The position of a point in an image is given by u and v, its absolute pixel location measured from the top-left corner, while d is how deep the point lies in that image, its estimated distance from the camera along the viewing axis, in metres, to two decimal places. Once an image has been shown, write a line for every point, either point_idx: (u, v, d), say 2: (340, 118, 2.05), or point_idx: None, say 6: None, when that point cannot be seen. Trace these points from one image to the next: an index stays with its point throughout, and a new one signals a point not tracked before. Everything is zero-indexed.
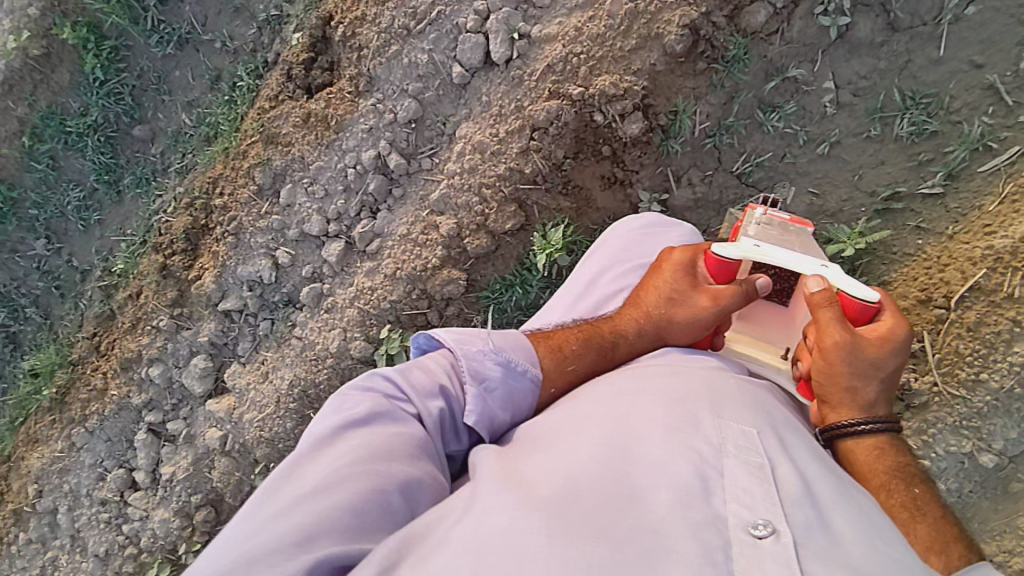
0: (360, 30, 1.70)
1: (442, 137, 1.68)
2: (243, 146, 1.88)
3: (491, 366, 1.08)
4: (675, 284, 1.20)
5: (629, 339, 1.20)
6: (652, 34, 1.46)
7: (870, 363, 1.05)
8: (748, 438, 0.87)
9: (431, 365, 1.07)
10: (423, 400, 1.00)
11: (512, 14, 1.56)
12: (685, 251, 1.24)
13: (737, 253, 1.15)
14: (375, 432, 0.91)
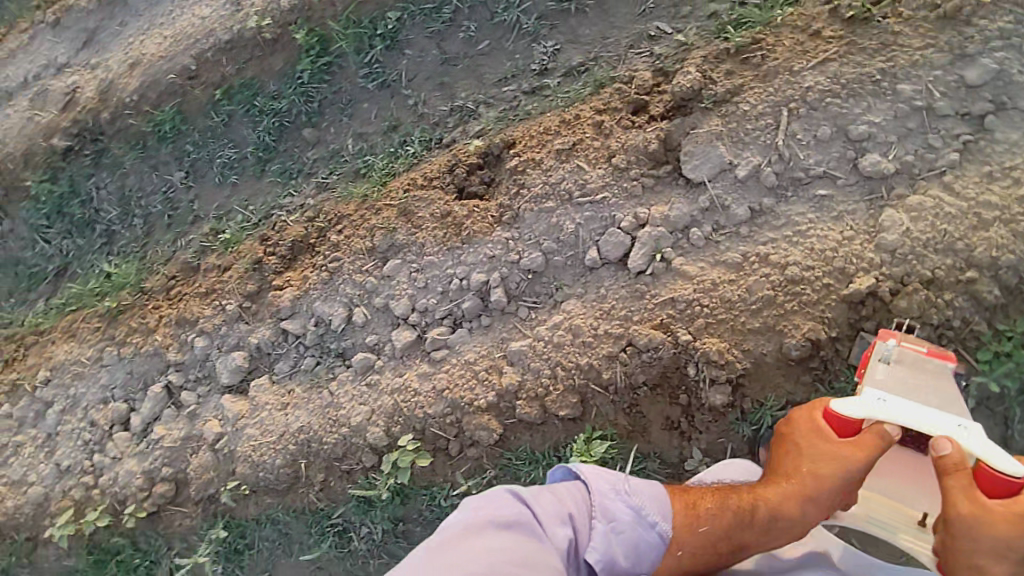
0: (530, 171, 1.77)
1: (548, 298, 1.73)
2: (379, 204, 1.99)
3: (622, 509, 1.24)
4: (811, 444, 1.33)
5: (771, 501, 1.33)
6: (777, 327, 1.48)
7: (1003, 545, 1.15)
8: None
9: (567, 493, 1.24)
10: (554, 525, 1.16)
11: (665, 236, 1.60)
12: (806, 409, 1.37)
13: (864, 412, 1.28)
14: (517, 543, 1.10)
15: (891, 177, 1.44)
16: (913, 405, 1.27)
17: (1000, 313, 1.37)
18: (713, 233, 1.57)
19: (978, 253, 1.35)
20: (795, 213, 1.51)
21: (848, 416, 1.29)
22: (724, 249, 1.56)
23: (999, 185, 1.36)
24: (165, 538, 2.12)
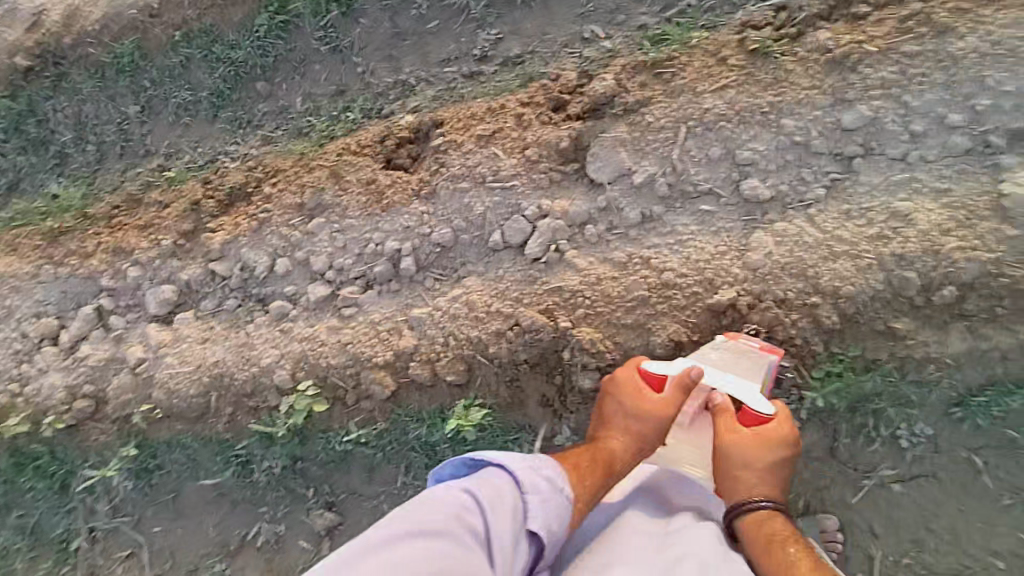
0: (450, 152, 1.89)
1: (453, 273, 1.85)
2: (314, 163, 2.10)
3: (541, 481, 1.31)
4: (635, 405, 1.49)
5: (616, 452, 1.49)
6: (648, 326, 1.61)
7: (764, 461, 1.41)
8: None
9: (495, 480, 1.27)
10: (491, 510, 1.20)
11: (562, 229, 1.72)
12: (624, 369, 1.54)
13: (673, 367, 1.52)
14: (439, 545, 1.08)
15: (766, 203, 1.57)
16: (716, 366, 1.50)
17: (837, 338, 1.50)
18: (606, 232, 1.69)
19: (824, 282, 1.48)
20: (679, 223, 1.63)
21: (656, 372, 1.52)
22: (612, 247, 1.68)
23: (853, 222, 1.49)
24: (81, 450, 2.25)
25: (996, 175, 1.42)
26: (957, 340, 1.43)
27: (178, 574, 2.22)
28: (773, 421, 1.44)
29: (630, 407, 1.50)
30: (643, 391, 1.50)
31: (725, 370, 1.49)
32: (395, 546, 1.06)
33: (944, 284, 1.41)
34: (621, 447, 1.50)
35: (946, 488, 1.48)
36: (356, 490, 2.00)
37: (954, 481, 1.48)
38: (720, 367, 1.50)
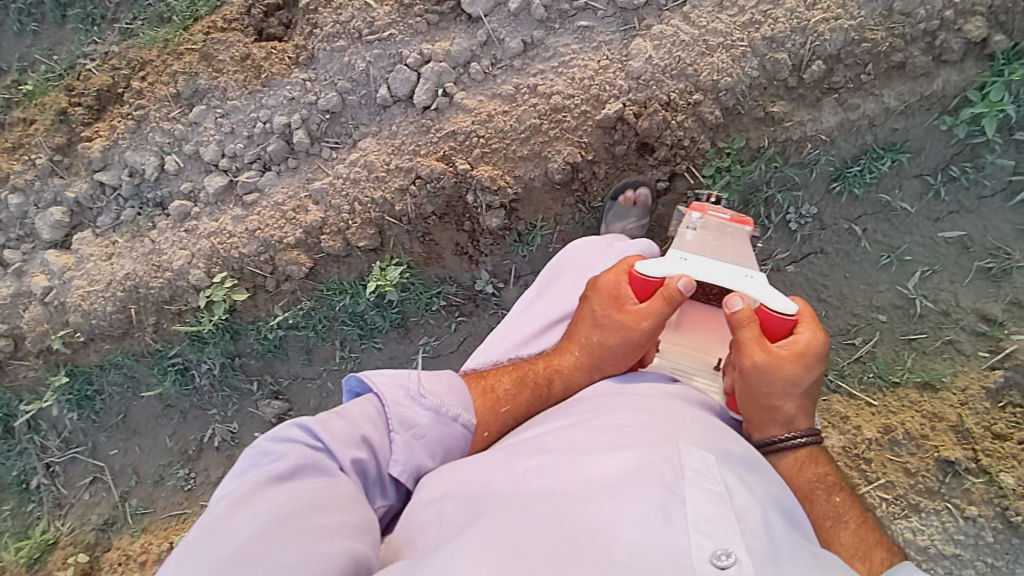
0: (321, 10, 1.78)
1: (348, 138, 1.81)
2: (180, 48, 1.94)
3: (422, 412, 1.11)
4: (605, 312, 1.23)
5: (564, 370, 1.24)
6: (542, 154, 1.63)
7: (786, 382, 1.13)
8: (706, 464, 0.89)
9: (358, 413, 1.09)
10: (345, 450, 1.02)
11: (447, 71, 1.68)
12: (612, 274, 1.27)
13: (665, 270, 1.20)
14: (306, 483, 0.94)
15: (641, 8, 1.56)
16: (709, 262, 1.22)
17: (722, 132, 1.55)
18: (491, 67, 1.66)
19: (704, 78, 1.51)
20: (560, 45, 1.62)
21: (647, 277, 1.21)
22: (499, 82, 1.66)
23: (726, 12, 1.51)
24: (12, 390, 2.19)
25: None
26: (829, 115, 1.51)
27: (144, 488, 2.24)
28: (809, 335, 1.13)
29: (601, 314, 1.23)
30: (620, 296, 1.23)
31: (723, 267, 1.20)
32: (258, 501, 0.91)
33: (813, 60, 1.46)
34: (570, 363, 1.24)
35: (831, 260, 1.60)
36: (299, 373, 2.04)
37: (839, 251, 1.59)
38: (717, 266, 1.21)
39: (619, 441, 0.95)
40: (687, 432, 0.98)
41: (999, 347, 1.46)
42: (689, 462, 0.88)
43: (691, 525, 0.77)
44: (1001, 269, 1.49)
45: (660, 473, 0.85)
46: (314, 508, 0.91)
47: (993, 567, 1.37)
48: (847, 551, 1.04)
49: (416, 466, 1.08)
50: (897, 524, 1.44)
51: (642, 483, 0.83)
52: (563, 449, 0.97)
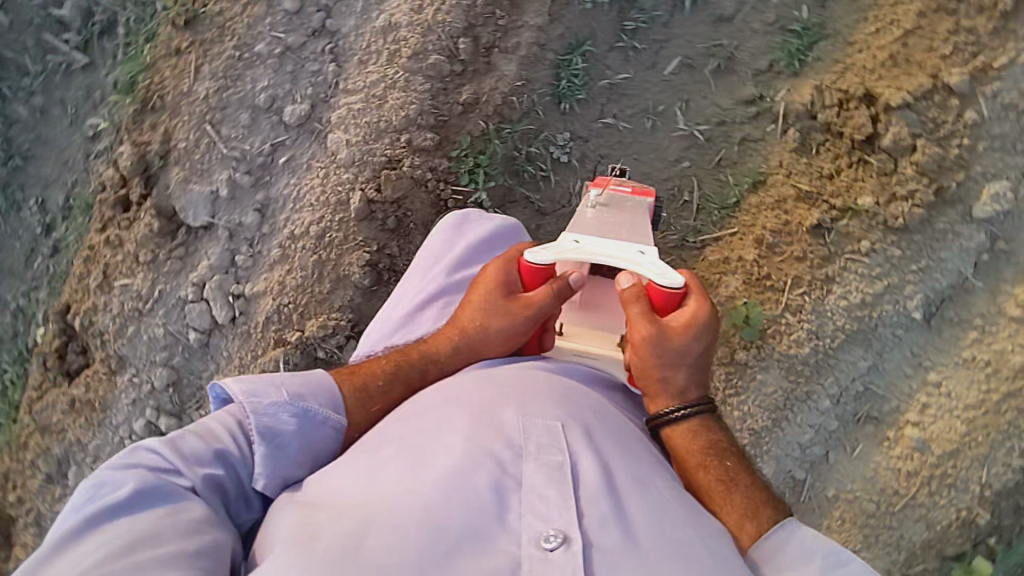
0: (98, 317, 1.76)
1: (202, 392, 1.74)
2: (23, 437, 1.82)
3: (286, 418, 1.00)
4: (486, 298, 1.16)
5: (441, 360, 1.16)
6: (342, 275, 1.66)
7: (676, 350, 1.09)
8: (551, 435, 0.92)
9: (214, 428, 0.97)
10: (195, 471, 0.91)
11: (224, 278, 1.70)
12: (499, 260, 1.19)
13: (553, 256, 1.12)
14: (148, 515, 0.82)
15: (313, 112, 1.64)
16: (603, 241, 1.12)
17: (448, 143, 1.61)
18: (252, 246, 1.69)
19: (397, 120, 1.58)
20: (283, 186, 1.67)
21: (535, 262, 1.13)
22: (266, 252, 1.69)
23: (371, 64, 1.60)
24: None
25: None
26: (506, 64, 1.60)
27: None
28: (694, 304, 1.09)
29: (485, 298, 1.16)
30: (506, 283, 1.15)
31: (617, 242, 1.11)
32: (94, 538, 0.79)
33: (456, 41, 1.58)
34: (444, 347, 1.17)
35: (611, 157, 1.65)
36: None
37: (614, 147, 1.65)
38: (610, 243, 1.11)
39: (459, 417, 0.95)
40: (535, 396, 0.99)
41: (776, 114, 1.55)
42: (532, 442, 0.90)
43: (524, 513, 0.83)
44: (725, 60, 1.59)
45: (498, 460, 0.87)
46: (157, 538, 0.79)
47: (918, 271, 1.46)
48: (738, 514, 1.02)
49: (281, 479, 0.98)
50: (830, 301, 1.51)
51: (474, 475, 0.85)
52: (411, 434, 0.94)
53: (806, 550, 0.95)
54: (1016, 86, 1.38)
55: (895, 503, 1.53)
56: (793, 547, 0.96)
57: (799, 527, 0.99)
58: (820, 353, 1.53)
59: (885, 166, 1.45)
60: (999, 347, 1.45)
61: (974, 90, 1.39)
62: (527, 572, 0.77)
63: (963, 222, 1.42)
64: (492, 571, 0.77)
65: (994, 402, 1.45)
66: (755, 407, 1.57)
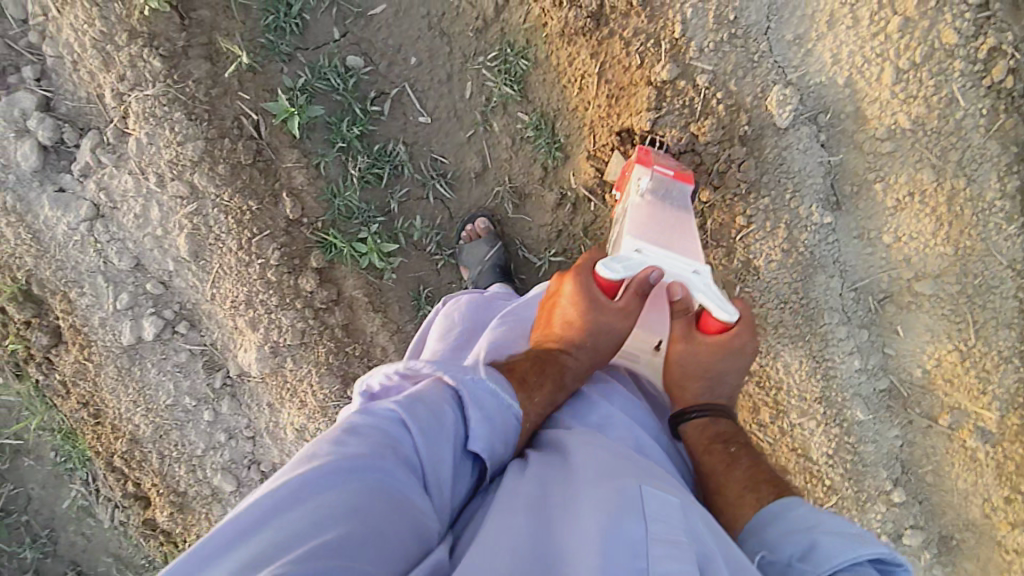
0: None
1: None
2: None
3: (479, 408, 0.92)
4: (593, 313, 1.16)
5: (572, 367, 1.14)
6: None
7: (707, 366, 1.18)
8: (681, 509, 0.83)
9: (430, 398, 0.90)
10: (428, 446, 0.85)
11: None
12: (585, 267, 1.20)
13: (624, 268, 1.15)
14: (363, 502, 0.76)
15: None
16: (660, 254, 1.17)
17: None
18: None
19: None
20: None
21: (609, 277, 1.15)
22: None
23: None
24: None
25: (246, 376, 1.66)
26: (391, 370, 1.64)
27: None
28: (738, 331, 1.17)
29: (584, 315, 1.16)
30: (598, 293, 1.17)
31: (674, 256, 1.16)
32: (313, 497, 0.74)
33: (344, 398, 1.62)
34: (576, 359, 1.15)
35: None
36: None
37: None
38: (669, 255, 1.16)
39: (593, 480, 0.87)
40: (647, 474, 0.91)
41: (586, 194, 1.59)
42: (657, 513, 0.80)
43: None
44: (514, 196, 1.64)
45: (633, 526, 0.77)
46: (384, 535, 0.75)
47: (795, 195, 1.46)
48: (738, 489, 1.04)
49: (488, 455, 0.92)
50: (767, 273, 1.52)
51: (624, 535, 0.76)
52: (551, 499, 0.86)
53: (805, 516, 0.94)
54: (702, 31, 1.38)
55: (971, 337, 1.47)
56: (793, 513, 0.95)
57: (799, 503, 0.99)
58: (797, 309, 1.54)
59: (693, 161, 1.48)
60: (908, 175, 1.42)
61: (682, 65, 1.41)
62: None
63: (781, 137, 1.44)
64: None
65: (947, 214, 1.41)
66: (799, 384, 1.58)
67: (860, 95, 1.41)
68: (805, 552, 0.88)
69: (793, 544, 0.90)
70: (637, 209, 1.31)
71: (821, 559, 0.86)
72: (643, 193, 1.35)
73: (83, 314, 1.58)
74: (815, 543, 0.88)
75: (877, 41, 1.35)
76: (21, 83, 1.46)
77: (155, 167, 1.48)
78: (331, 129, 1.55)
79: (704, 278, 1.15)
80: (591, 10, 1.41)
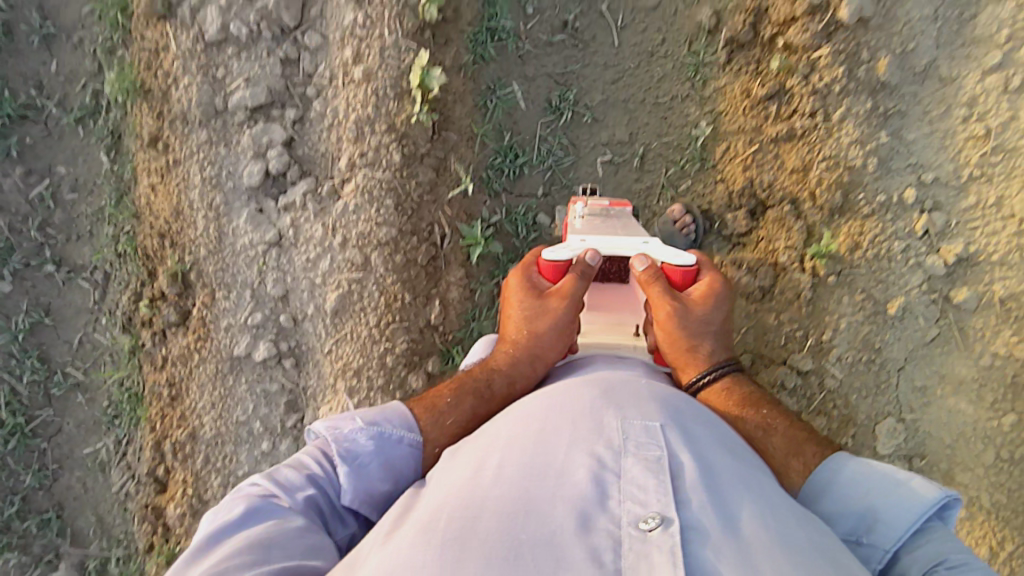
0: None
1: None
2: None
3: (364, 440, 1.02)
4: (524, 304, 1.23)
5: (498, 365, 1.20)
6: None
7: (701, 317, 1.19)
8: (649, 430, 0.90)
9: (303, 460, 1.02)
10: (296, 493, 0.96)
11: None
12: (519, 271, 1.28)
13: (570, 253, 1.25)
14: (255, 529, 0.88)
15: None
16: (605, 244, 1.26)
17: None
18: None
19: None
20: None
21: (556, 262, 1.24)
22: None
23: None
24: None
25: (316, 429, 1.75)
26: None
27: None
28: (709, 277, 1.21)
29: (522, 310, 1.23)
30: (534, 285, 1.24)
31: (623, 236, 1.27)
32: (213, 547, 0.85)
33: None
34: (511, 360, 1.20)
35: None
36: None
37: None
38: (611, 241, 1.26)
39: (557, 419, 0.94)
40: (627, 397, 0.96)
41: None
42: (630, 438, 0.88)
43: (624, 496, 0.81)
44: None
45: (597, 456, 0.86)
46: (272, 546, 0.86)
47: None
48: (783, 452, 1.08)
49: (367, 494, 1.01)
50: None
51: (577, 466, 0.85)
52: (515, 433, 0.94)
53: (853, 480, 1.00)
54: (847, 345, 1.55)
55: None
56: (845, 476, 1.01)
57: (849, 461, 1.03)
58: None
59: None
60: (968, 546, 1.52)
61: (819, 362, 1.57)
62: (626, 552, 0.75)
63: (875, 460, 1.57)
64: (594, 549, 0.76)
65: None
66: None
67: (956, 459, 1.53)
68: (865, 523, 0.96)
69: (854, 519, 0.97)
70: (581, 226, 1.34)
71: (882, 533, 0.93)
72: (582, 219, 1.36)
73: (216, 313, 1.72)
74: (875, 509, 0.95)
75: (987, 423, 1.50)
76: (280, 117, 1.70)
77: (345, 231, 1.65)
78: (498, 265, 1.72)
79: (654, 244, 1.25)
80: (763, 284, 1.60)
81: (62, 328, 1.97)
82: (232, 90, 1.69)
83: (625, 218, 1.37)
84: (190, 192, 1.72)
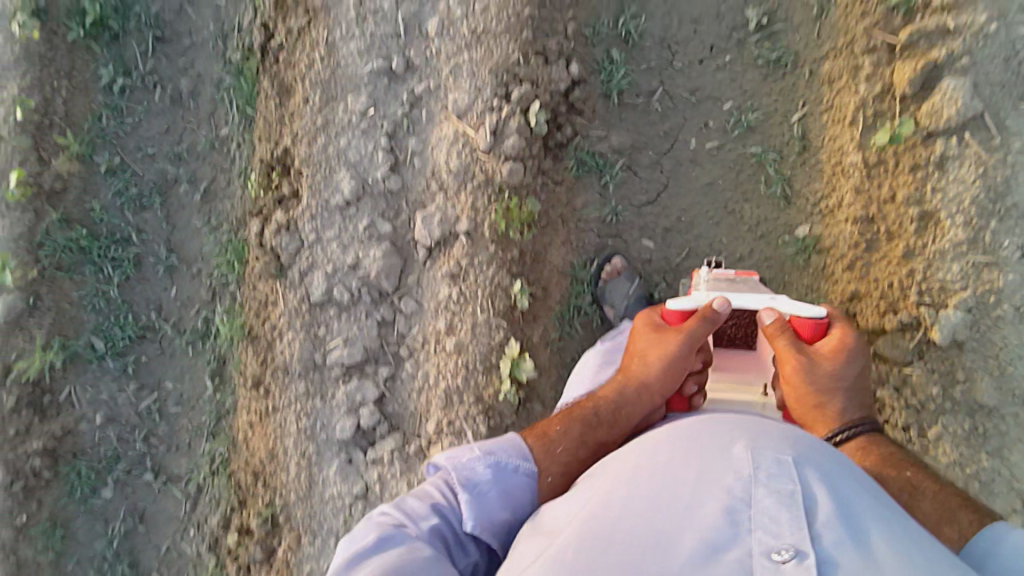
0: None
1: None
2: None
3: (482, 469, 1.08)
4: (647, 343, 1.29)
5: (608, 398, 1.25)
6: None
7: (830, 373, 1.21)
8: (782, 461, 0.85)
9: (428, 490, 1.08)
10: (423, 520, 1.01)
11: None
12: (648, 315, 1.35)
13: (695, 304, 1.28)
14: (388, 552, 0.94)
15: None
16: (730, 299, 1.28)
17: None
18: None
19: None
20: None
21: (683, 309, 1.28)
22: None
23: None
24: None
25: None
26: None
27: None
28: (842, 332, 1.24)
29: (646, 351, 1.28)
30: (658, 327, 1.30)
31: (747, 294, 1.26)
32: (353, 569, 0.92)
33: None
34: (622, 394, 1.25)
35: None
36: None
37: None
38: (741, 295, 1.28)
39: (687, 451, 0.92)
40: (760, 432, 0.91)
41: None
42: (761, 469, 0.84)
43: (757, 526, 0.80)
44: None
45: (727, 488, 0.84)
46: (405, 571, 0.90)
47: None
48: (934, 521, 1.03)
49: (489, 526, 1.04)
50: None
51: (707, 495, 0.85)
52: (642, 466, 0.93)
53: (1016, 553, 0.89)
54: None
55: None
56: (1006, 549, 0.91)
57: (1008, 533, 0.93)
58: None
59: None
60: None
61: None
62: None
63: None
64: None
65: None
66: None
67: None
68: None
69: None
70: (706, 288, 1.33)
71: None
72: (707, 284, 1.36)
73: (301, 556, 1.89)
74: None
75: None
76: (372, 376, 1.88)
77: None
78: None
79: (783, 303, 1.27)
80: None
81: (154, 532, 2.09)
82: (331, 348, 1.90)
83: (751, 285, 1.36)
84: (286, 441, 1.92)
